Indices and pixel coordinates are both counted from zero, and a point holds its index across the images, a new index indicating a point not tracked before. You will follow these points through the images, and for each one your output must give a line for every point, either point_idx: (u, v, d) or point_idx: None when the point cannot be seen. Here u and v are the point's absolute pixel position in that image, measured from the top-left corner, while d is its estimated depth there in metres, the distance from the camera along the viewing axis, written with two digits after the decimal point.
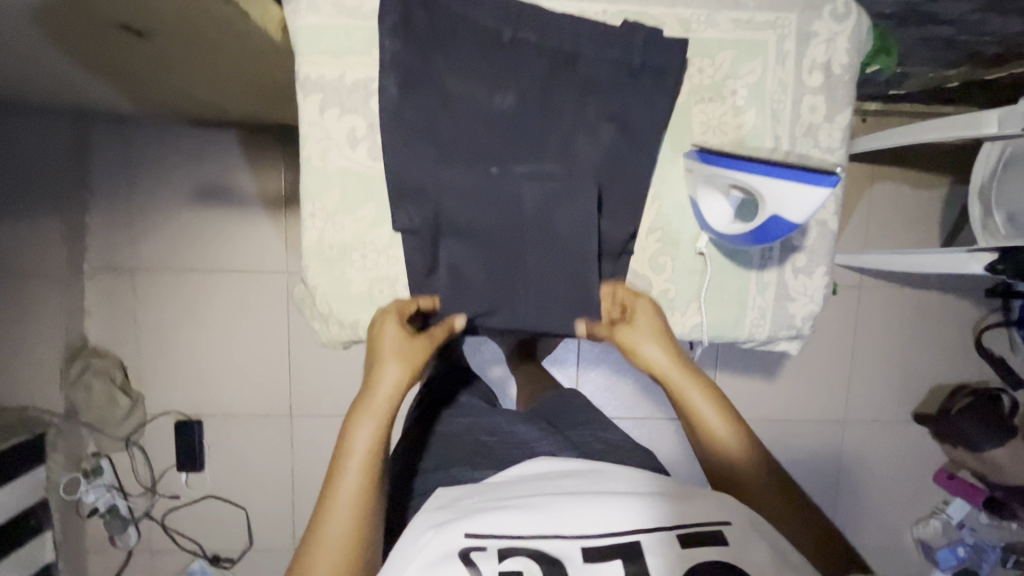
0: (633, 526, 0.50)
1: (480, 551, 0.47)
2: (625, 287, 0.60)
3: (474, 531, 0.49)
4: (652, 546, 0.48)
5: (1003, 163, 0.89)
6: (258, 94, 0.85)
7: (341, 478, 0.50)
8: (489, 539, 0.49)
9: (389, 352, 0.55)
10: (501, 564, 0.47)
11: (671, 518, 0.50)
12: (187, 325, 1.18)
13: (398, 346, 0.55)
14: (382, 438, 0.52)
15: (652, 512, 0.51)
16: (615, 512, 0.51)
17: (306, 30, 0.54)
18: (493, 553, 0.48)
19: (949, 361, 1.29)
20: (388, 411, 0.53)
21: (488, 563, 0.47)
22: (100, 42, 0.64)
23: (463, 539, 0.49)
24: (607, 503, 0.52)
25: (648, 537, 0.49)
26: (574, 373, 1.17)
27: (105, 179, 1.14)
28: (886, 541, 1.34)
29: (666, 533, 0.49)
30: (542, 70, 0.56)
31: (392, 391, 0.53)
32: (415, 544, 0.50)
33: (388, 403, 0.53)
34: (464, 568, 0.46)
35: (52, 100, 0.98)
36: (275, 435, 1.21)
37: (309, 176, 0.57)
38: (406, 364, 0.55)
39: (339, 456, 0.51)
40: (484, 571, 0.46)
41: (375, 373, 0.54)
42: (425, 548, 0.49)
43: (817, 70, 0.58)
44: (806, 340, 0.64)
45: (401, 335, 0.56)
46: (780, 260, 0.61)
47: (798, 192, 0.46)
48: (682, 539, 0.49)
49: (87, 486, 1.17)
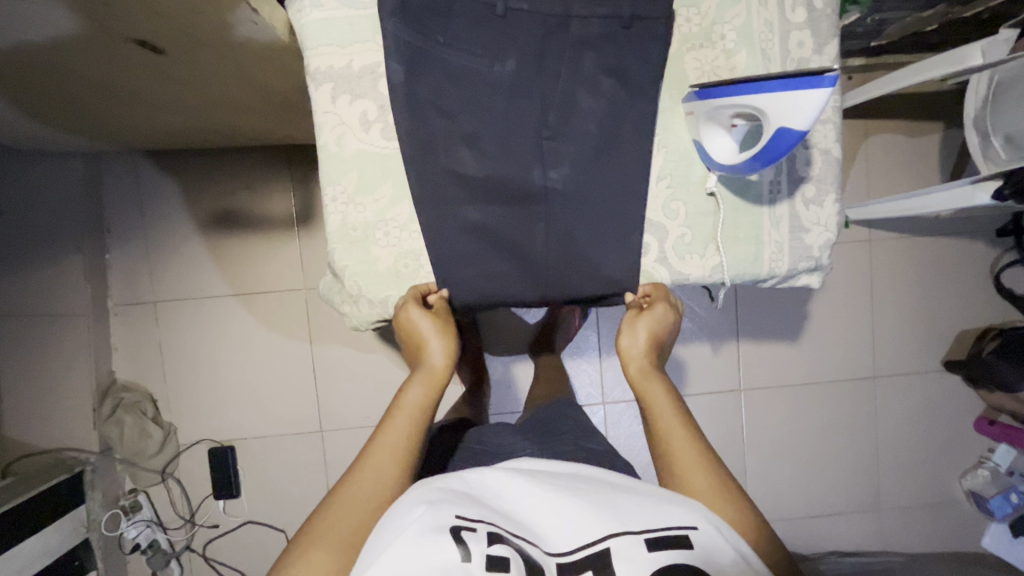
0: (605, 531, 0.50)
1: (470, 532, 0.49)
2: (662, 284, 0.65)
3: (463, 514, 0.50)
4: (621, 550, 0.49)
5: (993, 91, 0.92)
6: (266, 112, 0.89)
7: (393, 426, 0.59)
8: (478, 521, 0.50)
9: (431, 329, 0.62)
10: (490, 548, 0.48)
11: (644, 524, 0.51)
12: (213, 350, 1.20)
13: (437, 325, 0.62)
14: (430, 401, 0.61)
15: (627, 516, 0.51)
16: (590, 518, 0.51)
17: (313, 24, 0.58)
18: (482, 535, 0.49)
19: (972, 304, 1.29)
20: (440, 378, 0.62)
21: (477, 544, 0.48)
22: (113, 69, 0.68)
23: (454, 519, 0.50)
24: (592, 506, 0.52)
25: (620, 542, 0.49)
26: (596, 359, 1.20)
27: (121, 216, 1.18)
28: (934, 497, 1.31)
29: (635, 537, 0.50)
30: (538, 32, 0.59)
31: (442, 363, 0.63)
32: (405, 518, 0.50)
33: (440, 372, 0.63)
34: (453, 544, 0.47)
35: (68, 143, 1.03)
36: (308, 451, 1.22)
37: (328, 162, 0.61)
38: (448, 339, 0.63)
39: (392, 411, 0.60)
40: (473, 551, 0.47)
41: (423, 348, 0.63)
42: (417, 521, 0.49)
43: (799, 7, 0.61)
44: (825, 271, 0.66)
45: (438, 318, 0.62)
46: (789, 192, 0.63)
47: (798, 98, 0.47)
48: (652, 543, 0.49)
49: (128, 522, 1.17)
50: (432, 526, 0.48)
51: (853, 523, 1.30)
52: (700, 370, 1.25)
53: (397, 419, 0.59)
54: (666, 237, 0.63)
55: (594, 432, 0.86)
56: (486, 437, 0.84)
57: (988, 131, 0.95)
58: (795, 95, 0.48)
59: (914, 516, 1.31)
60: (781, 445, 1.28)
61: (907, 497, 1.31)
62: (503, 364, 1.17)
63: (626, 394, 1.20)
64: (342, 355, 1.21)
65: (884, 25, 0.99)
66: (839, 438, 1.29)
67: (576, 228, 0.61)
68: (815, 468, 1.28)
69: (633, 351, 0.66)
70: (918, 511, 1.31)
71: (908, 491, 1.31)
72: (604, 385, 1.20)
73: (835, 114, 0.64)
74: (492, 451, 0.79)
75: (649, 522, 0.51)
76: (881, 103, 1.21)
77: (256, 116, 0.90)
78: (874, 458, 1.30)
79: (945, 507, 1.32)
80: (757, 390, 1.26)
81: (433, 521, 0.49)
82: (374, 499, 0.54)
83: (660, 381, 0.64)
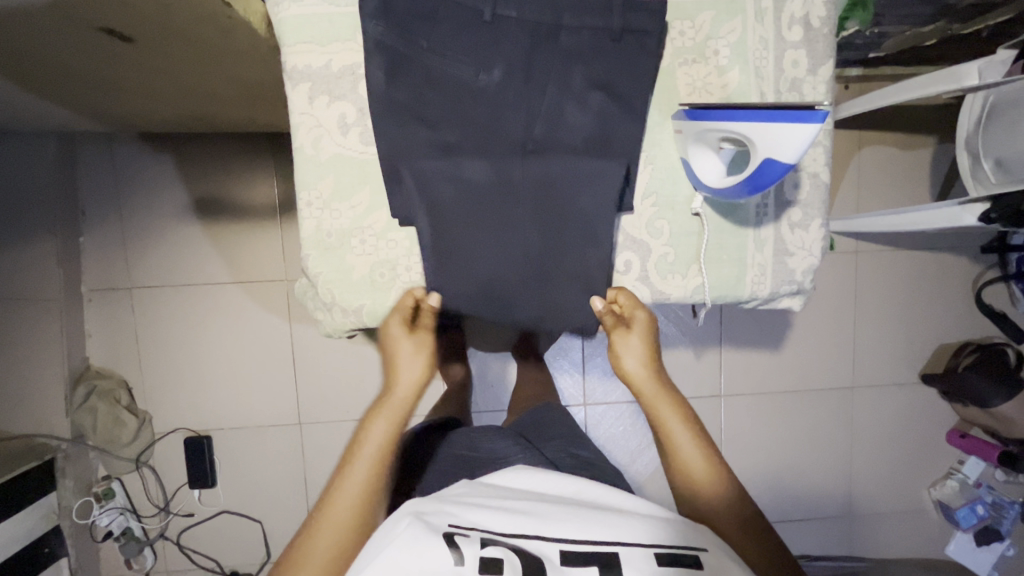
0: (613, 539, 0.52)
1: (463, 537, 0.51)
2: (626, 290, 0.63)
3: (457, 523, 0.52)
4: (631, 558, 0.50)
5: (986, 113, 0.91)
6: (247, 100, 0.86)
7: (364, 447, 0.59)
8: (472, 529, 0.52)
9: (408, 352, 0.63)
10: (484, 551, 0.50)
11: (651, 540, 0.53)
12: (189, 339, 1.17)
13: (412, 347, 0.63)
14: (401, 423, 0.61)
15: (634, 531, 0.53)
16: (596, 526, 0.53)
17: (291, 20, 0.56)
18: (475, 539, 0.51)
19: (953, 318, 1.30)
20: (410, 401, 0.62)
21: (470, 547, 0.50)
22: (79, 55, 0.65)
23: (449, 527, 0.52)
24: (597, 518, 0.54)
25: (628, 550, 0.51)
26: (579, 359, 1.19)
27: (96, 199, 1.15)
28: (905, 504, 1.34)
29: (642, 549, 0.51)
30: (525, 40, 0.57)
31: (410, 383, 0.62)
32: (393, 528, 0.52)
33: (410, 393, 0.62)
34: (447, 549, 0.49)
35: (39, 122, 0.99)
36: (286, 443, 1.21)
37: (304, 166, 0.59)
38: (424, 361, 0.63)
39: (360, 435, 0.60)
40: (467, 554, 0.49)
41: (396, 367, 0.63)
42: (407, 528, 0.51)
43: (796, 24, 0.60)
44: (807, 295, 0.66)
45: (414, 339, 0.63)
46: (775, 216, 0.62)
47: (785, 129, 0.46)
48: (661, 557, 0.51)
49: (100, 509, 1.15)
50: (427, 530, 0.50)
51: (824, 528, 1.32)
52: (682, 374, 1.26)
53: (365, 447, 0.59)
54: (649, 255, 0.63)
55: (581, 441, 0.87)
56: (463, 443, 0.84)
57: (979, 153, 0.95)
58: (785, 128, 0.46)
59: (884, 522, 1.34)
60: (758, 450, 1.29)
61: (877, 503, 1.33)
62: (482, 392, 1.18)
63: (608, 396, 1.21)
64: (323, 348, 1.19)
65: (883, 38, 0.98)
66: (814, 445, 1.30)
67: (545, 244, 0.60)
68: (791, 474, 1.30)
69: (639, 373, 0.65)
70: (888, 517, 1.34)
71: (879, 497, 1.33)
72: (586, 386, 1.20)
73: (825, 138, 0.63)
74: (479, 459, 0.79)
75: (653, 539, 0.53)
76: (875, 114, 1.20)
77: (237, 104, 0.87)
78: (847, 465, 1.32)
79: (915, 516, 1.34)
80: (737, 396, 1.27)
81: (427, 527, 0.51)
82: (344, 526, 0.55)
83: (670, 396, 0.65)
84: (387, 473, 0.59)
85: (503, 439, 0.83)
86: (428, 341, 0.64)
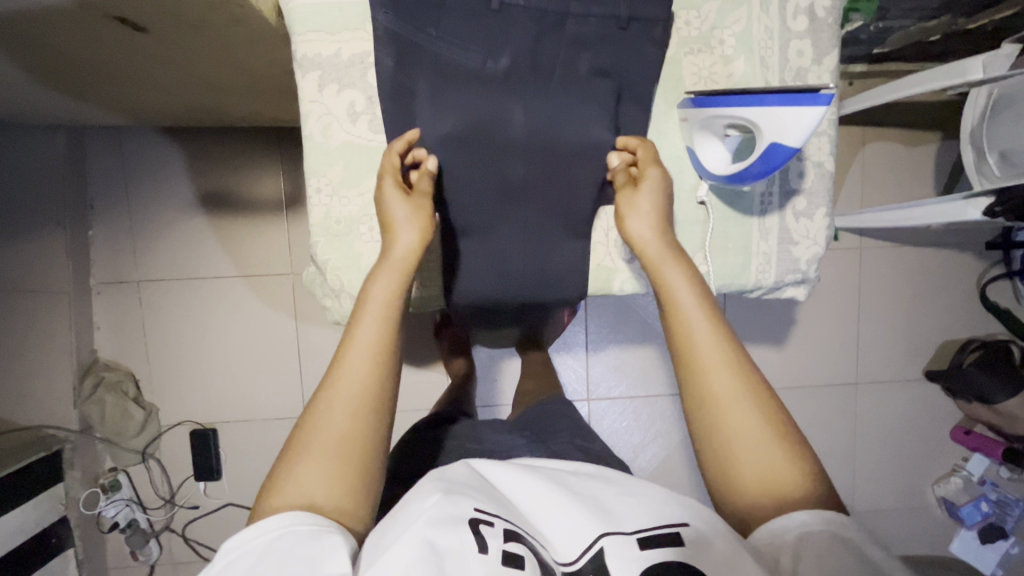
0: (596, 531, 0.50)
1: (488, 527, 0.49)
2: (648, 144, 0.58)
3: (482, 508, 0.50)
4: (613, 550, 0.48)
5: (990, 107, 0.92)
6: (255, 93, 0.86)
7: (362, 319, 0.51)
8: (495, 517, 0.50)
9: (404, 216, 0.55)
10: (507, 544, 0.48)
11: (636, 524, 0.50)
12: (195, 332, 1.18)
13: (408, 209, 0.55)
14: (397, 293, 0.53)
15: (619, 518, 0.51)
16: (581, 520, 0.51)
17: (301, 9, 0.57)
18: (499, 531, 0.49)
19: (958, 315, 1.30)
20: (406, 266, 0.54)
21: (494, 540, 0.48)
22: (92, 45, 0.66)
23: (474, 512, 0.49)
24: (583, 508, 0.52)
25: (612, 541, 0.49)
26: (583, 354, 1.20)
27: (105, 192, 1.16)
28: (908, 501, 1.34)
29: (626, 536, 0.49)
30: (532, 29, 0.58)
31: (406, 249, 0.54)
32: (419, 506, 0.49)
33: (405, 259, 0.54)
34: (472, 536, 0.47)
35: (49, 115, 1.00)
36: (291, 436, 1.21)
37: (313, 154, 0.60)
38: (421, 224, 0.55)
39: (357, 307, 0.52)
40: (491, 546, 0.47)
41: (391, 234, 0.55)
42: (431, 509, 0.48)
43: (801, 15, 0.60)
44: (812, 285, 0.66)
45: (410, 201, 0.55)
46: (780, 205, 0.63)
47: (791, 113, 0.47)
48: (644, 542, 0.48)
49: (106, 500, 1.16)
50: (452, 514, 0.48)
51: None
52: None
53: (362, 318, 0.52)
54: None
55: (586, 433, 0.87)
56: (468, 435, 0.84)
57: (983, 148, 0.95)
58: (791, 111, 0.47)
59: (888, 519, 1.33)
60: None
61: (881, 500, 1.33)
62: (483, 389, 1.18)
63: (611, 391, 1.21)
64: (328, 341, 1.20)
65: (887, 33, 0.98)
66: (817, 442, 1.30)
67: (549, 232, 0.62)
68: None
69: (646, 236, 0.57)
70: (892, 514, 1.34)
71: (883, 494, 1.33)
72: (589, 380, 1.21)
73: (830, 127, 0.63)
74: (484, 450, 0.79)
75: (639, 522, 0.50)
76: (880, 110, 1.21)
77: (246, 97, 0.88)
78: (851, 462, 1.32)
79: (919, 513, 1.34)
80: None
81: (452, 510, 0.49)
82: (354, 402, 0.49)
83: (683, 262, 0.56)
84: (393, 347, 0.52)
85: (507, 431, 0.84)
86: (426, 201, 0.56)
